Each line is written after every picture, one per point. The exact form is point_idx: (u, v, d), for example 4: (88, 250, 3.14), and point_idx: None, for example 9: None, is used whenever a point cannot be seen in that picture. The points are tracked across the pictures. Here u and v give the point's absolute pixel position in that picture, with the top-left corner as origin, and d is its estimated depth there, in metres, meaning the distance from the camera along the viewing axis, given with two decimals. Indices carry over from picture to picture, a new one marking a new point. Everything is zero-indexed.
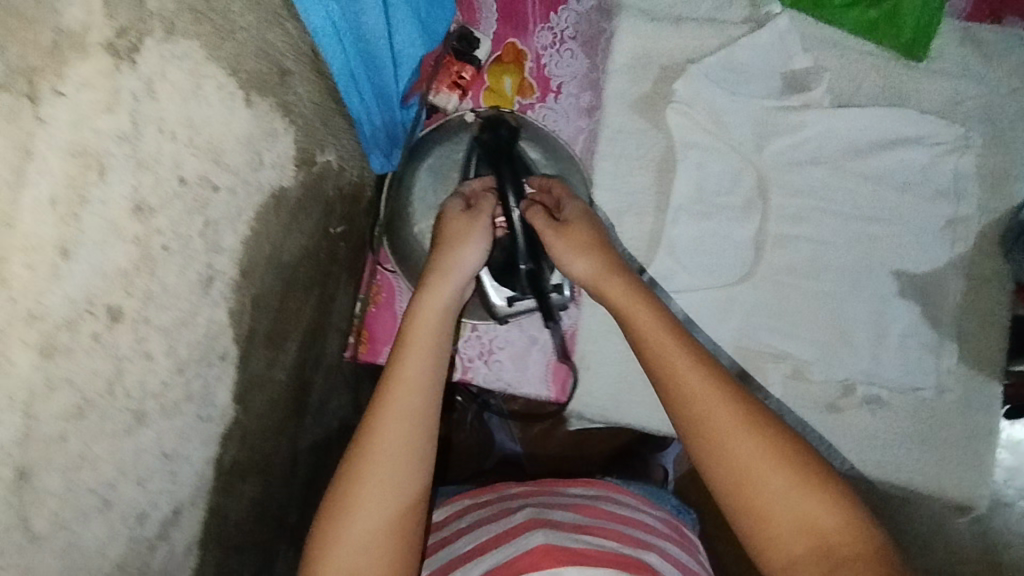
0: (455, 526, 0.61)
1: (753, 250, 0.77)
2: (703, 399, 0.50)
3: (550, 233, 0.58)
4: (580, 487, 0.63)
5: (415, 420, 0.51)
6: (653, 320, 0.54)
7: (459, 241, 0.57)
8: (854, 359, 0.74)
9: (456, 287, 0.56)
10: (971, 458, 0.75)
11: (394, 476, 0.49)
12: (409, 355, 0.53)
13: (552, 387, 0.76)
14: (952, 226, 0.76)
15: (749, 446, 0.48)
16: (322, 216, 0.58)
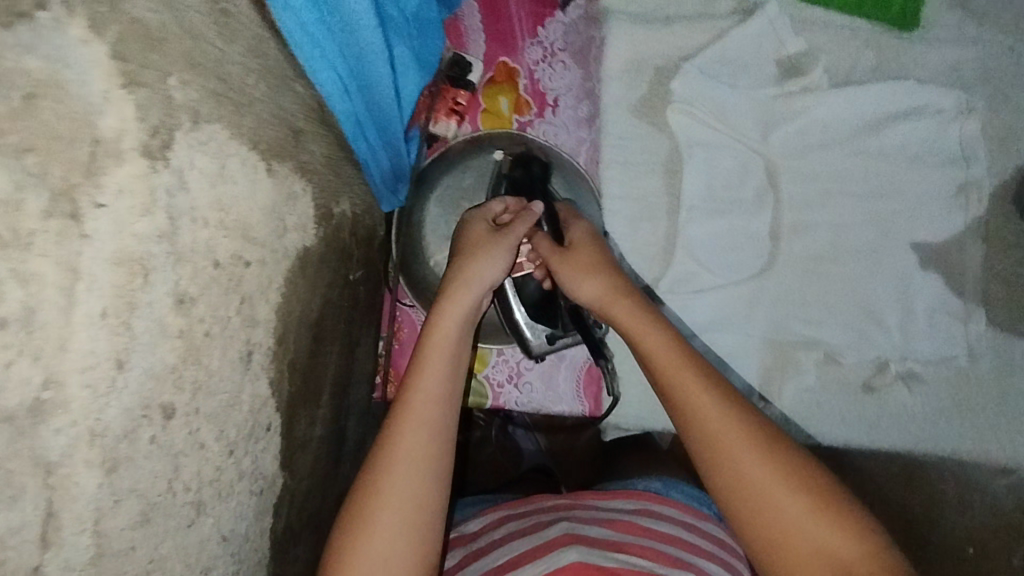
0: (487, 538, 0.56)
1: (770, 240, 0.76)
2: (712, 419, 0.48)
3: (556, 260, 0.59)
4: (621, 497, 0.57)
5: (431, 438, 0.48)
6: (662, 342, 0.52)
7: (481, 252, 0.56)
8: (886, 336, 0.74)
9: (475, 299, 0.54)
10: (1015, 421, 0.73)
11: (412, 493, 0.46)
12: (426, 369, 0.50)
13: (585, 402, 0.76)
14: (965, 191, 0.76)
15: (754, 470, 0.46)
16: (343, 265, 0.58)
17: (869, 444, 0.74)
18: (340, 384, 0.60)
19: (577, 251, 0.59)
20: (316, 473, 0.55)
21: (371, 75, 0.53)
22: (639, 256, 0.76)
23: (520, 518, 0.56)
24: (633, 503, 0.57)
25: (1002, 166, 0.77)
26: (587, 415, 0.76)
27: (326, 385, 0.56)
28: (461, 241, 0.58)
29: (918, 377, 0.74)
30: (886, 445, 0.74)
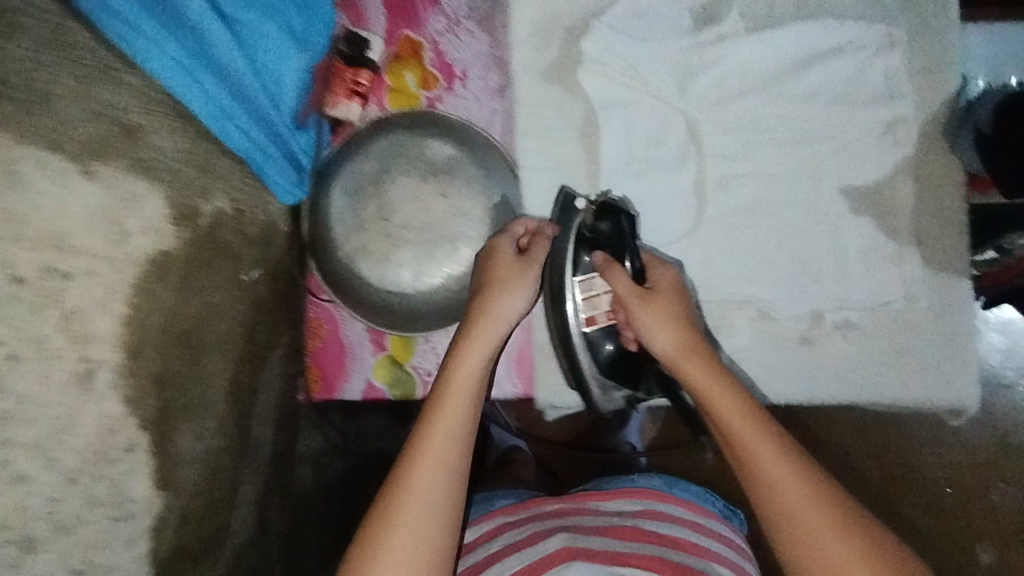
0: (490, 544, 0.59)
1: (696, 198, 0.73)
2: (784, 479, 0.50)
3: (634, 299, 0.59)
4: (620, 500, 0.62)
5: (445, 478, 0.50)
6: (736, 399, 0.54)
7: (506, 286, 0.59)
8: (819, 286, 0.72)
9: (492, 340, 0.56)
10: (956, 359, 0.72)
11: (422, 537, 0.48)
12: (446, 407, 0.52)
13: (519, 383, 0.74)
14: (893, 128, 0.73)
15: (820, 520, 0.49)
16: (228, 265, 0.55)
17: (810, 397, 0.73)
18: (241, 392, 0.58)
19: (654, 296, 0.60)
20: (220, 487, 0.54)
21: (210, 60, 0.56)
22: None
23: (525, 526, 0.59)
24: (635, 506, 0.61)
25: (931, 99, 0.74)
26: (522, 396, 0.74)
27: (214, 394, 0.53)
28: (487, 272, 0.60)
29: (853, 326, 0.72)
30: (826, 397, 0.72)
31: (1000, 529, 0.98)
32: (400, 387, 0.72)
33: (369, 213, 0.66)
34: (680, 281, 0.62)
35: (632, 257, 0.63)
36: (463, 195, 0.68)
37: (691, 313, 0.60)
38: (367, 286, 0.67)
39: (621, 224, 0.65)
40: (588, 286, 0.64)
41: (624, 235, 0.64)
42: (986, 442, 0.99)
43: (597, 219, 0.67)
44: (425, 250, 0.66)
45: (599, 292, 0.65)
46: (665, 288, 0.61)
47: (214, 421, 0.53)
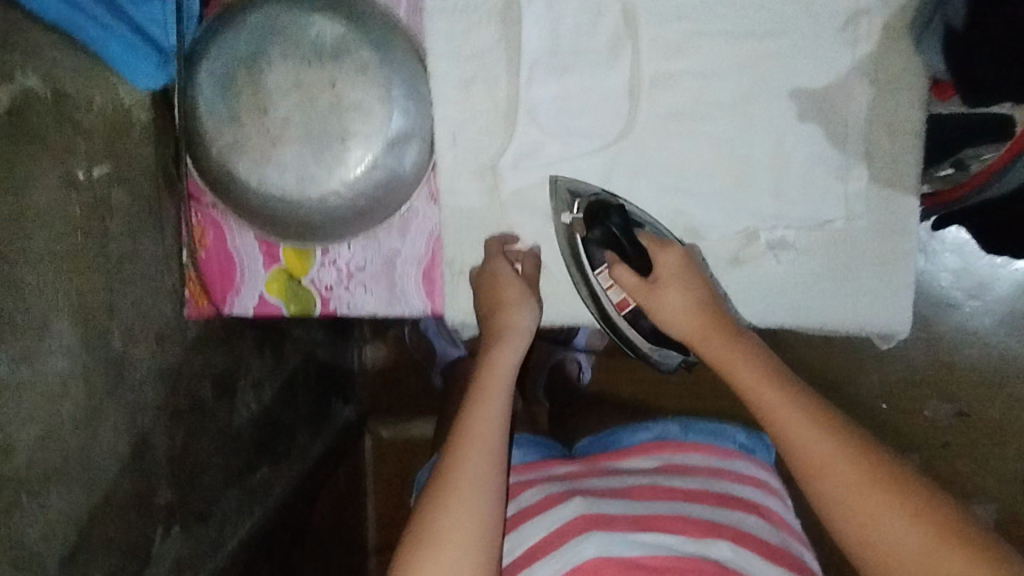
0: (510, 504, 0.58)
1: (628, 98, 0.65)
2: (791, 422, 0.50)
3: (641, 290, 0.60)
4: (638, 457, 0.62)
5: (492, 459, 0.51)
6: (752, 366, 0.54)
7: (519, 290, 0.62)
8: (756, 201, 0.66)
9: (515, 339, 0.59)
10: (891, 284, 0.68)
11: (480, 510, 0.49)
12: (484, 397, 0.54)
13: (428, 300, 0.67)
14: (853, 22, 0.64)
15: (833, 465, 0.47)
16: (55, 158, 0.52)
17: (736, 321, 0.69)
18: (91, 303, 0.55)
19: (657, 283, 0.60)
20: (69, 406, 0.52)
21: None
22: (477, 131, 0.65)
23: (534, 490, 0.58)
24: (654, 462, 0.61)
25: None
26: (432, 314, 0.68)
27: (42, 303, 0.51)
28: (496, 280, 0.62)
29: (788, 245, 0.67)
30: (754, 320, 0.69)
31: (927, 443, 1.00)
32: (297, 301, 0.66)
33: (243, 102, 0.57)
34: (686, 258, 0.60)
35: (632, 240, 0.59)
36: (355, 84, 0.58)
37: (705, 284, 0.60)
38: (246, 190, 0.59)
39: (609, 222, 0.60)
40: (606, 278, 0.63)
41: (618, 226, 0.60)
42: (925, 360, 0.99)
43: (587, 227, 0.62)
44: (310, 148, 0.58)
45: (610, 288, 0.64)
46: (670, 273, 0.60)
47: (48, 330, 0.51)
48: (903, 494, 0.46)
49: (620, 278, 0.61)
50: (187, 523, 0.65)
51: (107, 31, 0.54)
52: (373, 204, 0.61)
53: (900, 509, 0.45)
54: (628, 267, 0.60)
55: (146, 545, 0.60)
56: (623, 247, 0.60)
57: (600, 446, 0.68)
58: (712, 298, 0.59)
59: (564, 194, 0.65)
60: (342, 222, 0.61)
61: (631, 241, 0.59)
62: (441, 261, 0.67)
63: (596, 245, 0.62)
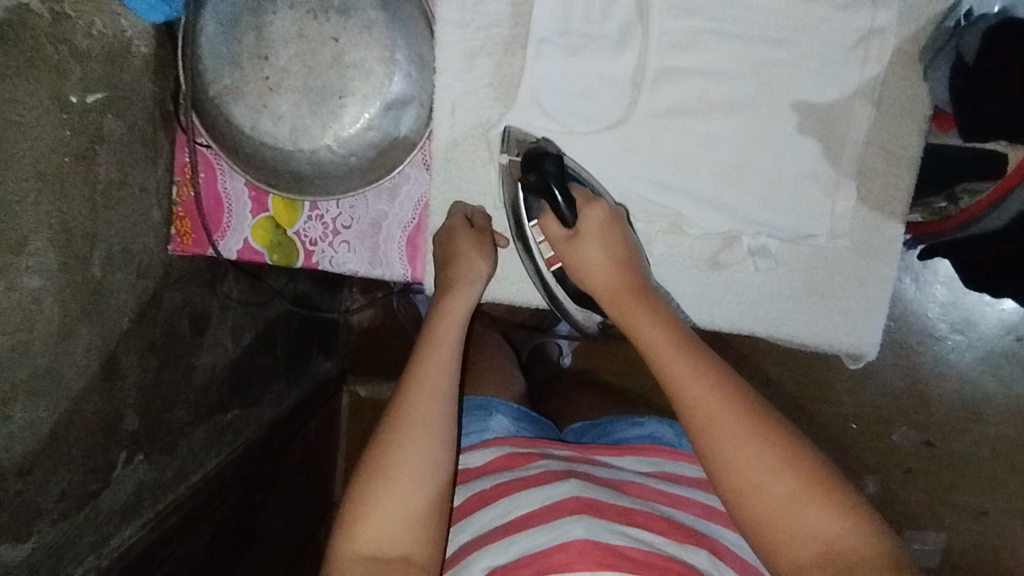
0: (494, 478, 0.58)
1: (630, 89, 0.65)
2: (676, 365, 0.51)
3: (566, 245, 0.61)
4: (633, 457, 0.62)
5: (443, 403, 0.54)
6: (695, 378, 0.50)
7: (471, 250, 0.63)
8: (745, 207, 0.66)
9: (471, 293, 0.62)
10: (867, 306, 0.69)
11: (430, 447, 0.51)
12: (433, 347, 0.57)
13: (409, 267, 0.68)
14: (866, 41, 0.64)
15: (692, 388, 0.49)
16: (50, 84, 0.52)
17: (707, 323, 0.70)
18: (75, 229, 0.55)
19: (581, 241, 0.60)
20: (40, 323, 0.53)
21: None
22: (477, 104, 0.66)
23: (529, 466, 0.58)
24: (647, 466, 0.61)
25: (918, 11, 0.65)
26: (411, 280, 0.69)
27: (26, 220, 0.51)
28: (451, 241, 0.63)
29: (770, 255, 0.68)
30: (726, 324, 0.70)
31: (890, 466, 1.02)
32: (280, 251, 0.67)
33: (244, 47, 0.57)
34: (613, 216, 0.61)
35: (564, 189, 0.58)
36: (358, 42, 0.58)
37: (624, 235, 0.61)
38: (239, 133, 0.59)
39: (542, 166, 0.59)
40: (538, 230, 0.63)
41: (552, 173, 0.58)
42: (899, 386, 1.01)
43: (523, 172, 0.61)
44: (307, 99, 0.58)
45: (543, 242, 0.64)
46: (595, 227, 0.60)
47: (29, 253, 0.51)
48: (763, 444, 0.46)
49: (549, 230, 0.62)
50: (151, 452, 0.66)
51: None
52: (364, 164, 0.61)
53: (766, 445, 0.46)
54: (555, 214, 0.60)
55: (107, 467, 0.62)
56: (551, 194, 0.59)
57: (593, 434, 0.70)
58: (632, 255, 0.61)
59: (513, 145, 0.63)
60: (331, 178, 0.61)
61: (558, 185, 0.58)
62: (427, 231, 0.67)
63: (532, 192, 0.61)
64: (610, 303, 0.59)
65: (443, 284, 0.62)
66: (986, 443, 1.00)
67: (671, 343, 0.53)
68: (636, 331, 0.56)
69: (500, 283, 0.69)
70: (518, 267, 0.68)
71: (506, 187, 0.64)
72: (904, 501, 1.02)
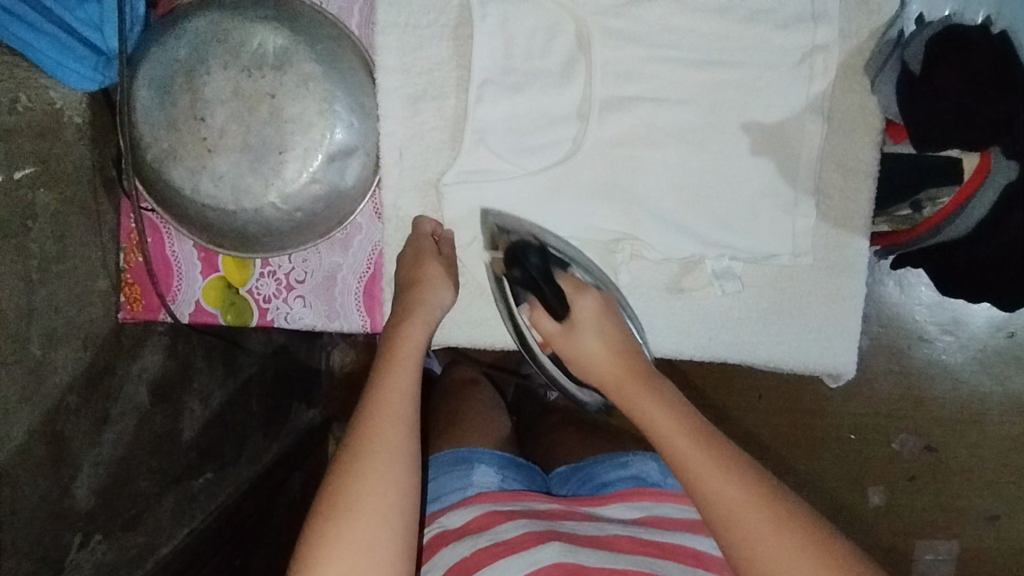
0: (474, 540, 0.56)
1: (578, 122, 0.64)
2: (653, 414, 0.51)
3: (554, 332, 0.60)
4: (620, 505, 0.60)
5: (406, 429, 0.51)
6: (739, 495, 0.46)
7: (428, 281, 0.60)
8: (704, 229, 0.64)
9: (429, 319, 0.59)
10: (840, 321, 0.67)
11: (395, 479, 0.48)
12: (393, 371, 0.54)
13: (367, 317, 0.66)
14: (810, 58, 0.64)
15: (667, 425, 0.50)
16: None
17: (680, 350, 0.68)
18: None
19: (576, 329, 0.59)
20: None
21: None
22: (425, 147, 0.65)
23: (512, 525, 0.56)
24: (635, 512, 0.59)
25: (858, 25, 0.65)
26: (370, 330, 0.67)
27: None
28: (421, 268, 0.61)
29: (733, 275, 0.66)
30: (696, 352, 0.68)
31: (892, 476, 0.99)
32: (233, 311, 0.65)
33: (179, 109, 0.56)
34: (604, 301, 0.60)
35: (549, 282, 0.59)
36: (295, 96, 0.57)
37: (618, 317, 0.60)
38: (180, 197, 0.58)
39: (529, 264, 0.60)
40: (527, 314, 0.63)
41: (540, 271, 0.60)
42: (894, 393, 0.98)
43: (508, 267, 0.61)
44: (247, 158, 0.57)
45: (532, 326, 0.63)
46: (588, 314, 0.59)
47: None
48: (748, 487, 0.46)
49: (537, 320, 0.61)
50: (110, 530, 0.64)
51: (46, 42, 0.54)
52: (312, 218, 0.60)
53: (743, 483, 0.46)
54: (545, 309, 0.60)
55: (58, 552, 0.60)
56: (541, 287, 0.59)
57: (575, 480, 0.67)
58: (626, 339, 0.59)
59: (493, 230, 0.63)
60: (280, 235, 0.60)
61: (547, 284, 0.59)
62: (383, 280, 0.66)
63: (518, 285, 0.61)
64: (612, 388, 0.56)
65: (397, 309, 0.59)
66: (989, 443, 0.98)
67: (660, 396, 0.52)
68: (640, 417, 0.52)
69: (466, 326, 0.68)
70: (482, 308, 0.67)
71: (492, 278, 0.64)
72: (912, 511, 0.99)
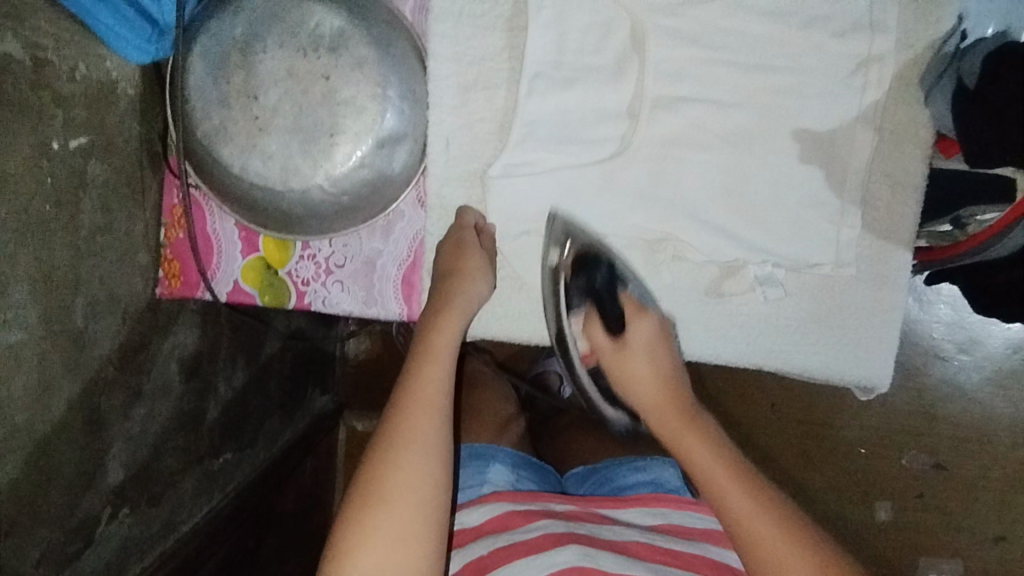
0: (492, 540, 0.55)
1: (627, 120, 0.64)
2: (683, 432, 0.56)
3: (608, 351, 0.65)
4: (636, 510, 0.60)
5: (440, 421, 0.51)
6: (772, 528, 0.48)
7: (463, 274, 0.60)
8: (746, 235, 0.64)
9: (464, 311, 0.59)
10: (877, 333, 0.67)
11: (429, 472, 0.48)
12: (428, 364, 0.54)
13: (405, 305, 0.65)
14: (864, 68, 0.63)
15: (697, 443, 0.55)
16: (30, 123, 0.49)
17: (713, 356, 0.68)
18: (55, 279, 0.53)
19: (626, 354, 0.64)
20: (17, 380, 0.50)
21: None
22: (472, 137, 0.64)
23: (530, 526, 0.55)
24: (653, 519, 0.59)
25: (913, 37, 0.64)
26: (407, 319, 0.66)
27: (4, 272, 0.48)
28: (455, 259, 0.61)
29: (776, 282, 0.65)
30: (730, 358, 0.68)
31: (901, 493, 0.99)
32: (271, 292, 0.65)
33: (232, 85, 0.56)
34: (658, 331, 0.65)
35: (610, 292, 0.65)
36: (349, 79, 0.57)
37: (673, 352, 0.65)
38: (228, 175, 0.58)
39: (595, 274, 0.65)
40: (579, 333, 0.66)
41: (602, 278, 0.65)
42: (908, 409, 0.98)
43: (573, 272, 0.65)
44: (298, 138, 0.57)
45: (579, 342, 0.67)
46: (640, 341, 0.64)
47: (8, 303, 0.49)
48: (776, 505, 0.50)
49: (591, 334, 0.66)
50: (138, 504, 0.63)
51: (105, 11, 0.53)
52: (357, 203, 0.60)
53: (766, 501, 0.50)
54: (600, 325, 0.65)
55: (90, 524, 0.58)
56: (603, 300, 0.65)
57: (593, 481, 0.67)
58: (675, 375, 0.63)
59: (559, 233, 0.63)
60: (325, 218, 0.60)
61: (607, 278, 0.65)
62: (421, 269, 0.65)
63: (580, 293, 0.65)
64: (656, 419, 0.59)
65: (433, 302, 0.59)
66: (998, 466, 0.97)
67: (693, 423, 0.57)
68: (687, 461, 0.55)
69: (502, 320, 0.67)
70: (519, 303, 0.67)
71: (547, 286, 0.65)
72: (920, 529, 0.99)
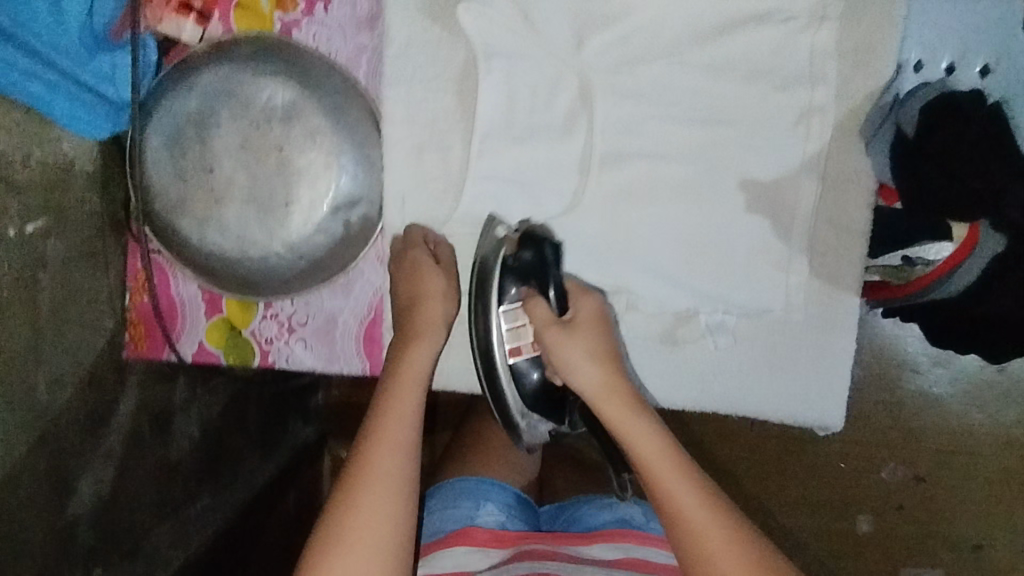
0: None
1: (578, 175, 0.65)
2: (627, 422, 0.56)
3: (555, 330, 0.60)
4: (603, 545, 0.61)
5: (401, 468, 0.53)
6: (720, 527, 0.51)
7: (424, 311, 0.60)
8: (699, 280, 0.66)
9: (431, 347, 0.60)
10: (831, 370, 0.68)
11: (388, 522, 0.50)
12: (393, 408, 0.56)
13: (367, 360, 0.67)
14: (806, 119, 0.65)
15: (645, 438, 0.55)
16: None
17: (669, 400, 0.70)
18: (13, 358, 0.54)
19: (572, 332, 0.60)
20: None
21: None
22: (426, 196, 0.66)
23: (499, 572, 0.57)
24: (618, 554, 0.60)
25: (854, 86, 0.67)
26: (370, 372, 0.68)
27: None
28: (417, 278, 0.61)
29: (727, 330, 0.68)
30: (687, 402, 0.70)
31: (880, 507, 1.00)
32: (235, 352, 0.66)
33: (188, 159, 0.59)
34: (602, 312, 0.62)
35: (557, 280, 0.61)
36: (301, 148, 0.60)
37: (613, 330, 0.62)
38: (187, 246, 0.60)
39: (543, 252, 0.61)
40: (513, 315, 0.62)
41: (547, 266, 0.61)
42: (882, 426, 0.99)
43: (517, 251, 0.62)
44: (254, 209, 0.60)
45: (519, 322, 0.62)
46: (587, 319, 0.61)
47: None
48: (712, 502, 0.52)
49: (536, 314, 0.60)
50: (111, 562, 0.63)
51: (65, 102, 0.54)
52: (315, 266, 0.62)
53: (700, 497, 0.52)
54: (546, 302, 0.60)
55: None
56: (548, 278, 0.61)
57: (563, 519, 0.67)
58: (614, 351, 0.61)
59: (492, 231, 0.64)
60: (285, 282, 0.62)
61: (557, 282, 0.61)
62: (382, 325, 0.67)
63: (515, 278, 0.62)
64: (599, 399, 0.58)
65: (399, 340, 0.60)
66: (973, 479, 0.98)
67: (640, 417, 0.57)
68: (622, 431, 0.57)
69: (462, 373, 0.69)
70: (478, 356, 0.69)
71: (476, 267, 0.63)
72: (898, 541, 1.00)
